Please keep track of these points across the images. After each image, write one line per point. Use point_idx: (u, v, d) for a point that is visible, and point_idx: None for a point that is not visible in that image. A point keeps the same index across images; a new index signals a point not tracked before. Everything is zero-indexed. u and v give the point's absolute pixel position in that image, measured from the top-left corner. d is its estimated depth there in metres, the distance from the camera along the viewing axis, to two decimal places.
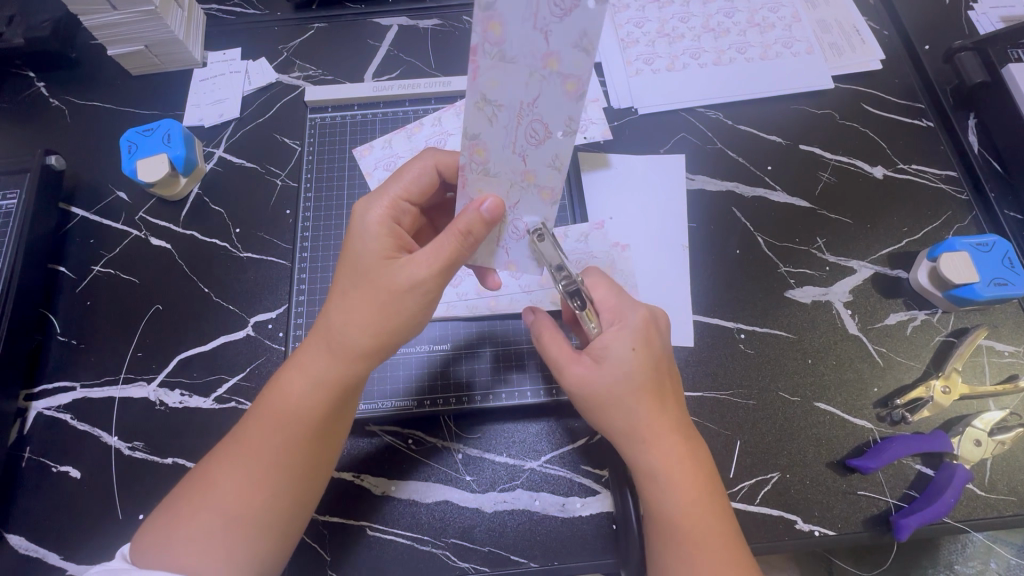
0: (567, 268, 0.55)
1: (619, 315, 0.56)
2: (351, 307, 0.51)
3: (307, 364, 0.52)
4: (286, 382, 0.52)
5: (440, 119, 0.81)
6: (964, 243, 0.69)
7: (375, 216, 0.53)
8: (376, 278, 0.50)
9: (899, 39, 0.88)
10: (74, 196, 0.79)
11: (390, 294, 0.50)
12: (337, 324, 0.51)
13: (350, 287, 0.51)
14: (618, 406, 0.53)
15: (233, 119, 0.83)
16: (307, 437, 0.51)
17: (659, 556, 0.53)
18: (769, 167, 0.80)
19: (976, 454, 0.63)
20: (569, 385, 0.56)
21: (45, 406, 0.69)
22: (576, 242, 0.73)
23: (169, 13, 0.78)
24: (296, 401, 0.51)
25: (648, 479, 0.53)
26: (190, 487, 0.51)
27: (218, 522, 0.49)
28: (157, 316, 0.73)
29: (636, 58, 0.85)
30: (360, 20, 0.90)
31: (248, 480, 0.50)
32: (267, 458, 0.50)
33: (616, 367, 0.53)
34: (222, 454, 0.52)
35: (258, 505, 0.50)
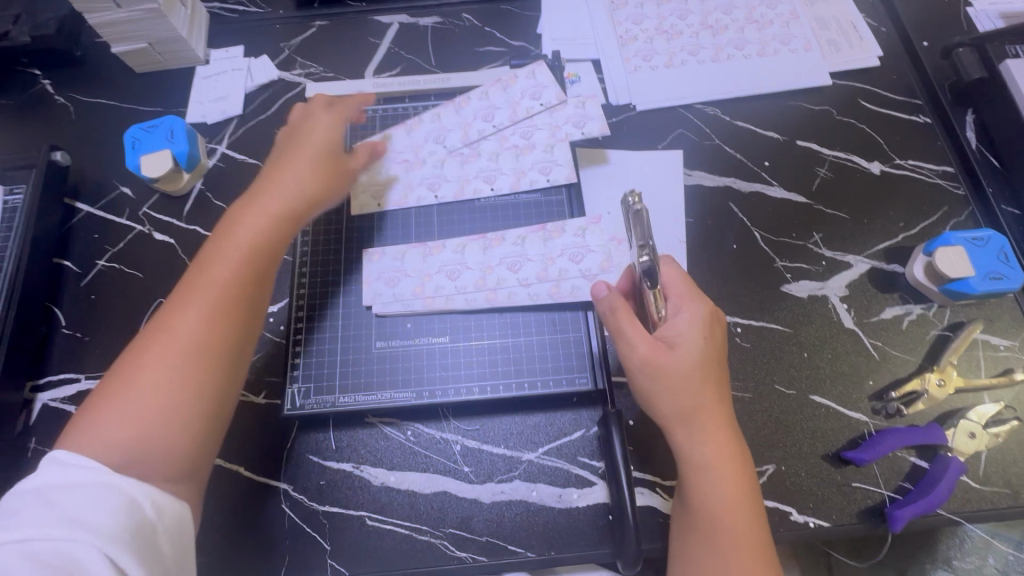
0: (651, 247, 0.55)
1: (687, 305, 0.58)
2: (290, 179, 0.63)
3: (245, 218, 0.60)
4: (222, 234, 0.59)
5: (439, 115, 0.79)
6: (960, 237, 0.70)
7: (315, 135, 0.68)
8: (313, 164, 0.65)
9: (897, 36, 0.89)
10: (78, 191, 0.80)
11: (327, 171, 0.66)
12: (279, 187, 0.63)
13: (293, 168, 0.64)
14: (682, 390, 0.55)
15: (236, 116, 0.84)
16: (249, 270, 0.56)
17: (694, 544, 0.54)
18: (766, 163, 0.80)
19: (970, 447, 0.64)
20: (636, 362, 0.57)
21: (50, 397, 0.70)
22: (573, 236, 0.71)
23: (173, 11, 0.80)
24: (230, 244, 0.57)
25: (697, 466, 0.55)
26: (127, 361, 0.51)
27: (156, 379, 0.49)
28: (160, 309, 0.74)
29: (634, 55, 0.85)
30: (361, 18, 0.91)
31: (187, 324, 0.52)
32: (209, 296, 0.54)
33: (685, 353, 0.56)
34: (159, 317, 0.53)
35: (206, 346, 0.52)
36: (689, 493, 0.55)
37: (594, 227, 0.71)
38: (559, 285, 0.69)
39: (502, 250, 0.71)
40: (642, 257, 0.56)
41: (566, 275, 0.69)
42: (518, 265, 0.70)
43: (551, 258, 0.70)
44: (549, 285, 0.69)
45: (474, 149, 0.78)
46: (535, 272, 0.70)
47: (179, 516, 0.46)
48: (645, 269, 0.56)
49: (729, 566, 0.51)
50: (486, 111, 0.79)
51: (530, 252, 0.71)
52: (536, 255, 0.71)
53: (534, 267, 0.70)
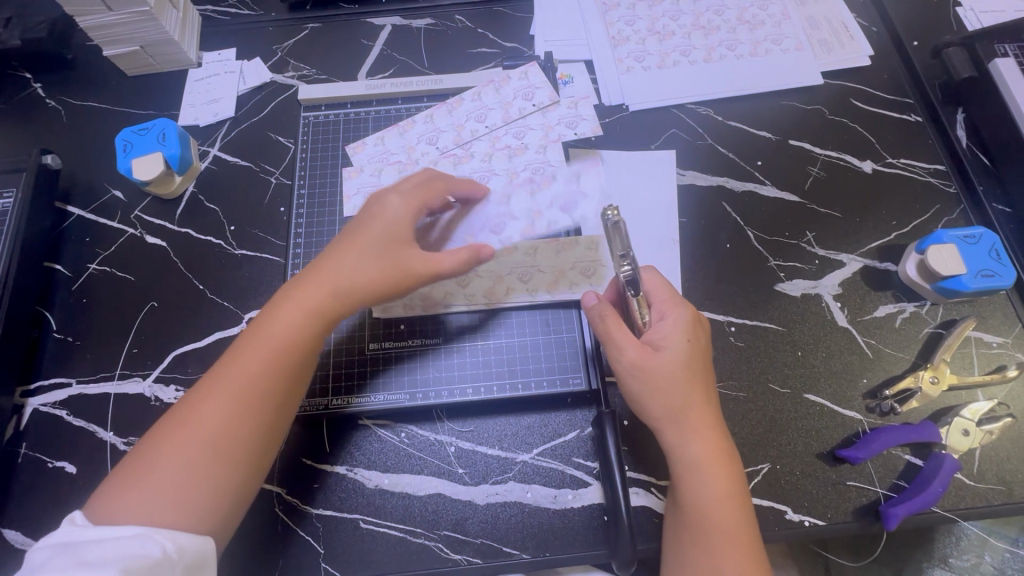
0: (631, 260, 0.58)
1: (672, 309, 0.58)
2: (362, 264, 0.57)
3: (302, 302, 0.56)
4: (280, 316, 0.55)
5: (433, 116, 0.81)
6: (952, 235, 0.70)
7: (394, 198, 0.60)
8: (390, 251, 0.58)
9: (887, 35, 0.89)
10: (69, 195, 0.80)
11: (402, 271, 0.58)
12: (344, 274, 0.56)
13: (364, 248, 0.57)
14: (669, 391, 0.55)
15: (228, 118, 0.84)
16: (286, 369, 0.54)
17: (689, 545, 0.53)
18: (759, 162, 0.80)
19: (964, 444, 0.64)
20: (624, 364, 0.57)
21: (41, 402, 0.69)
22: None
23: (164, 13, 0.79)
24: (288, 334, 0.55)
25: (687, 468, 0.55)
26: (161, 431, 0.51)
27: (196, 459, 0.50)
28: (152, 313, 0.74)
29: (626, 56, 0.86)
30: (355, 20, 0.91)
31: (234, 411, 0.51)
32: (243, 386, 0.52)
33: (672, 355, 0.56)
34: (206, 386, 0.53)
35: (233, 438, 0.51)
36: (681, 495, 0.55)
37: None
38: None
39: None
40: (625, 267, 0.58)
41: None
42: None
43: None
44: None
45: (467, 149, 0.78)
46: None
47: (201, 555, 0.47)
48: (628, 278, 0.58)
49: (725, 569, 0.51)
50: (479, 112, 0.80)
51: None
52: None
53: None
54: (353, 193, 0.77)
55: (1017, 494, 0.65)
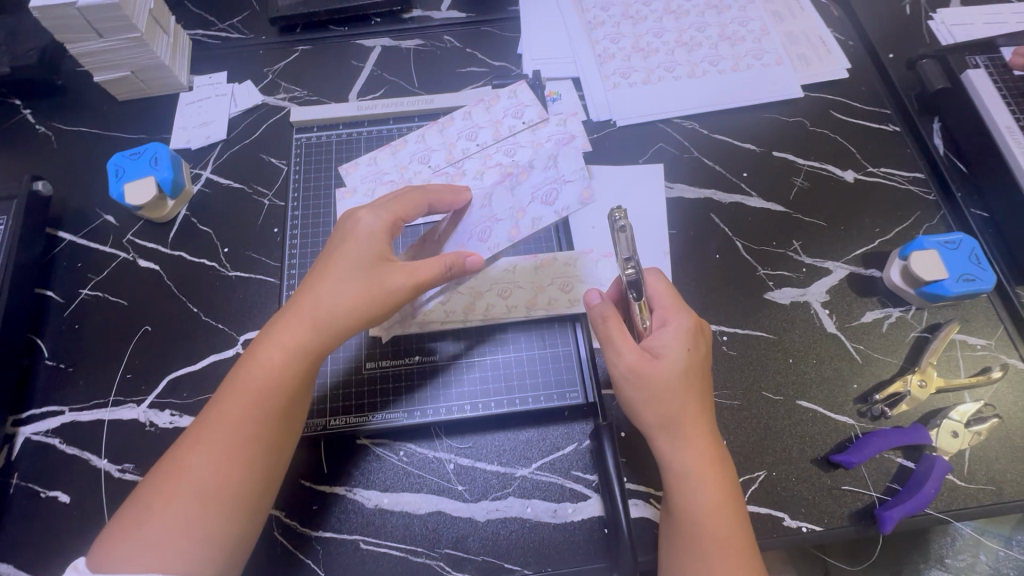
0: (635, 264, 0.56)
1: (673, 317, 0.58)
2: (340, 291, 0.56)
3: (283, 338, 0.55)
4: (261, 354, 0.55)
5: (424, 136, 0.82)
6: (933, 241, 0.72)
7: (372, 224, 0.59)
8: (369, 275, 0.56)
9: (863, 49, 0.92)
10: (61, 220, 0.80)
11: (383, 291, 0.56)
12: (324, 303, 0.56)
13: (343, 274, 0.56)
14: (663, 400, 0.55)
15: (220, 141, 0.84)
16: (274, 411, 0.54)
17: (681, 552, 0.54)
18: (745, 174, 0.82)
19: (953, 446, 0.66)
20: (620, 369, 0.57)
21: (33, 430, 0.69)
22: (543, 172, 0.63)
23: (155, 39, 0.80)
24: (270, 372, 0.54)
25: (679, 477, 0.55)
26: (156, 480, 0.51)
27: (190, 507, 0.49)
28: (146, 337, 0.73)
29: (612, 73, 0.88)
30: (345, 42, 0.92)
31: (224, 460, 0.51)
32: (233, 433, 0.52)
33: (669, 365, 0.56)
34: (191, 437, 0.53)
35: (226, 484, 0.51)
36: (674, 502, 0.56)
37: (566, 154, 0.63)
38: (524, 227, 0.62)
39: (480, 214, 0.66)
40: (628, 270, 0.56)
41: (536, 215, 0.62)
42: (490, 224, 0.64)
43: (523, 208, 0.63)
44: (513, 228, 0.63)
45: (459, 167, 0.79)
46: (506, 228, 0.63)
47: None
48: (630, 281, 0.56)
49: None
50: (469, 130, 0.81)
51: (498, 207, 0.65)
52: (506, 208, 0.64)
53: (505, 223, 0.63)
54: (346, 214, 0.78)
55: (1008, 493, 0.66)
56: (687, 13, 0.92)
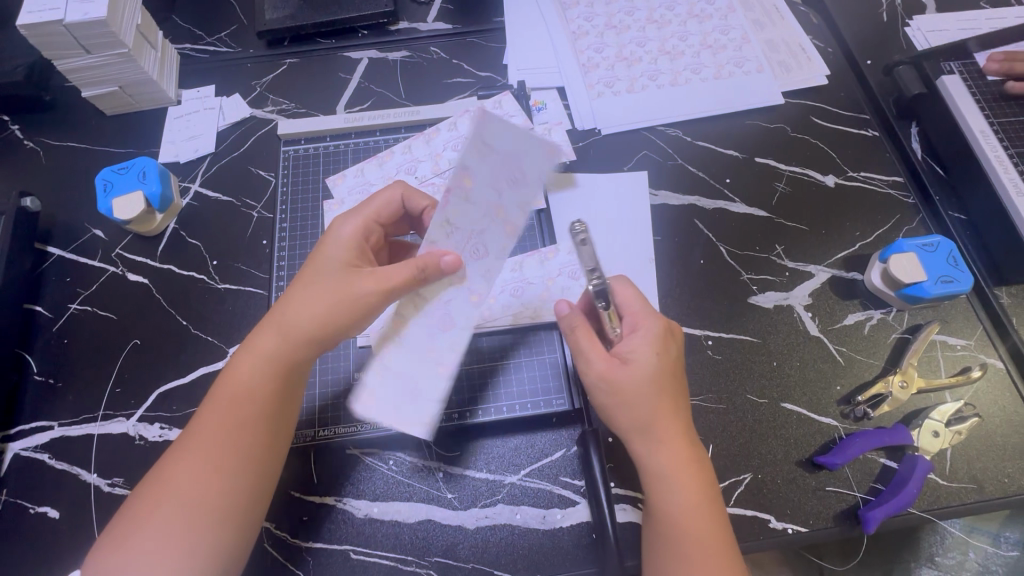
0: (599, 274, 0.55)
1: (643, 322, 0.57)
2: (309, 297, 0.56)
3: (256, 345, 0.57)
4: (237, 362, 0.56)
5: (410, 147, 0.83)
6: (911, 244, 0.73)
7: (345, 231, 0.61)
8: (338, 280, 0.57)
9: (842, 56, 0.94)
10: (49, 235, 0.80)
11: (351, 295, 0.56)
12: (293, 310, 0.56)
13: (313, 281, 0.58)
14: (635, 407, 0.55)
15: (208, 154, 0.85)
16: (253, 422, 0.55)
17: (662, 554, 0.55)
18: (728, 180, 0.84)
19: (935, 445, 0.67)
20: (592, 377, 0.57)
21: (22, 446, 0.69)
22: (485, 164, 0.60)
23: (142, 54, 0.81)
24: (245, 379, 0.55)
25: (655, 482, 0.56)
26: (144, 493, 0.53)
27: (174, 516, 0.51)
28: (135, 351, 0.73)
29: (597, 82, 0.89)
30: (332, 55, 0.93)
31: (206, 472, 0.53)
32: (213, 445, 0.53)
33: (638, 370, 0.55)
34: (175, 451, 0.54)
35: (210, 497, 0.52)
36: (653, 506, 0.56)
37: (490, 129, 0.59)
38: (513, 215, 0.62)
39: (455, 239, 0.62)
40: (592, 282, 0.56)
41: (516, 200, 0.62)
42: (476, 238, 0.63)
43: (500, 204, 0.62)
44: (505, 227, 0.62)
45: (445, 177, 0.81)
46: (496, 231, 0.62)
47: None
48: (596, 291, 0.56)
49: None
50: (455, 141, 0.83)
51: (467, 222, 0.62)
52: (478, 216, 0.62)
53: (492, 228, 0.62)
54: None
55: (989, 490, 0.67)
56: (669, 22, 0.94)
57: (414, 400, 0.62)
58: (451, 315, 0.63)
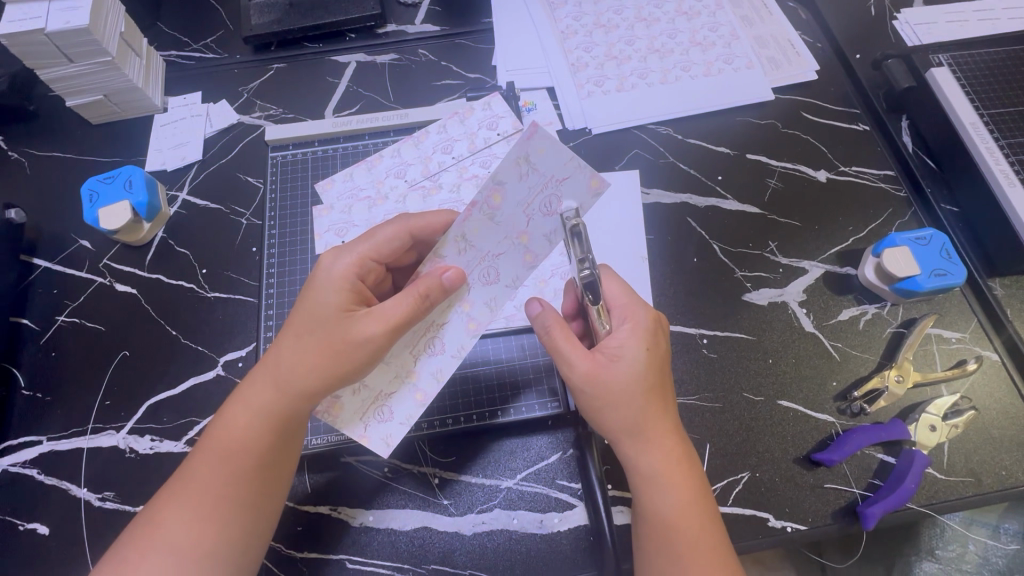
0: (589, 264, 0.54)
1: (631, 314, 0.57)
2: (301, 350, 0.53)
3: (250, 398, 0.54)
4: (231, 416, 0.54)
5: (399, 150, 0.82)
6: (904, 237, 0.73)
7: (339, 270, 0.56)
8: (332, 329, 0.53)
9: (831, 51, 0.94)
10: (35, 247, 0.79)
11: (346, 344, 0.52)
12: (286, 364, 0.53)
13: (305, 331, 0.54)
14: (625, 406, 0.54)
15: (196, 162, 0.84)
16: (248, 472, 0.53)
17: (656, 556, 0.54)
18: (719, 177, 0.83)
19: (932, 439, 0.66)
20: (576, 377, 0.55)
21: (10, 462, 0.68)
22: (523, 184, 0.51)
23: (127, 62, 0.80)
24: (238, 434, 0.54)
25: (647, 481, 0.55)
26: (136, 533, 0.52)
27: (165, 562, 0.50)
28: (124, 362, 0.73)
29: (586, 81, 0.88)
30: (319, 59, 0.92)
31: (199, 519, 0.52)
32: (207, 493, 0.53)
33: (626, 368, 0.54)
34: (168, 495, 0.54)
35: (203, 542, 0.52)
36: (645, 505, 0.56)
37: (539, 146, 0.50)
38: (539, 248, 0.54)
39: (465, 258, 0.55)
40: (583, 272, 0.55)
41: (547, 230, 0.53)
42: (492, 262, 0.55)
43: (526, 231, 0.53)
44: (526, 255, 0.54)
45: (436, 180, 0.80)
46: (515, 258, 0.55)
47: None
48: (585, 283, 0.56)
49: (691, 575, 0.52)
50: (445, 144, 0.82)
51: (485, 244, 0.54)
52: (499, 238, 0.54)
53: (513, 253, 0.54)
54: (324, 232, 0.78)
55: (987, 484, 0.67)
56: (658, 20, 0.93)
57: (381, 417, 0.56)
58: (441, 340, 0.57)
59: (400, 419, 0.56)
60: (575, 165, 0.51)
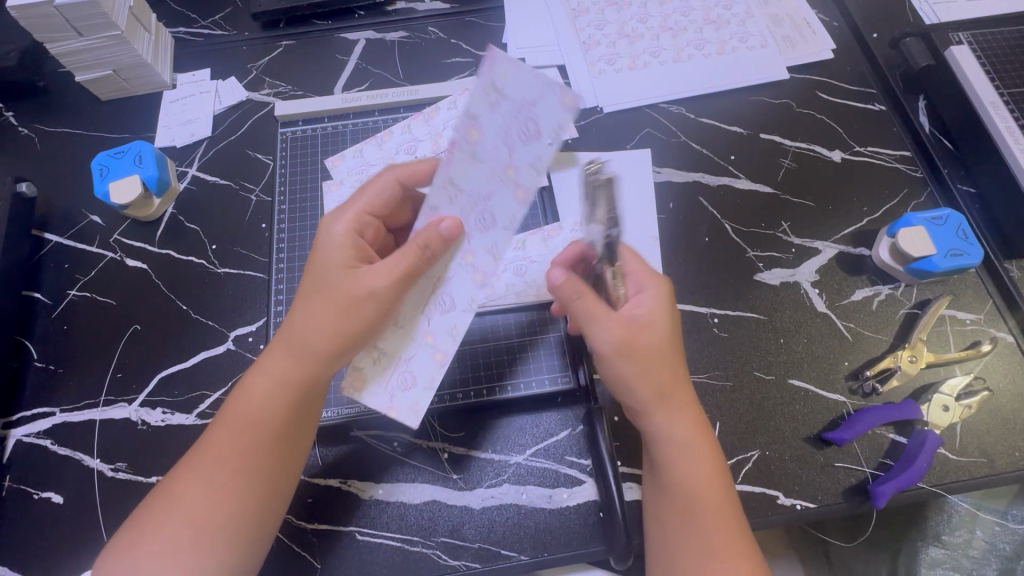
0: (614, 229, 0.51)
1: (647, 281, 0.55)
2: (312, 313, 0.53)
3: (267, 367, 0.54)
4: (249, 386, 0.54)
5: (410, 126, 0.82)
6: (920, 217, 0.72)
7: (337, 230, 0.56)
8: (338, 286, 0.53)
9: (848, 29, 0.92)
10: (46, 222, 0.79)
11: (354, 300, 0.52)
12: (300, 330, 0.53)
13: (313, 294, 0.54)
14: (657, 372, 0.53)
15: (205, 138, 0.84)
16: (265, 441, 0.53)
17: (682, 530, 0.54)
18: (732, 157, 0.82)
19: (945, 420, 0.66)
20: (607, 345, 0.52)
21: (24, 433, 0.68)
22: (496, 114, 0.51)
23: (136, 36, 0.79)
24: (255, 404, 0.54)
25: (672, 452, 0.54)
26: (156, 502, 0.53)
27: (184, 529, 0.51)
28: (135, 336, 0.73)
29: (598, 59, 0.87)
30: (328, 36, 0.91)
31: (215, 487, 0.52)
32: (223, 462, 0.53)
33: (656, 333, 0.53)
34: (186, 464, 0.54)
35: (220, 510, 0.52)
36: (675, 474, 0.55)
37: (503, 70, 0.50)
38: (528, 180, 0.52)
39: (458, 206, 0.53)
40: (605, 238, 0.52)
41: (531, 158, 0.51)
42: (485, 205, 0.53)
43: (511, 163, 0.51)
44: (517, 189, 0.52)
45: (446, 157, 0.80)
46: (507, 196, 0.52)
47: None
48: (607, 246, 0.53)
49: (716, 542, 0.53)
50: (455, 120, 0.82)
51: (474, 185, 0.53)
52: (487, 177, 0.52)
53: (503, 190, 0.52)
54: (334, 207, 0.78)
55: (999, 464, 0.66)
56: None
57: (403, 384, 0.55)
58: (448, 290, 0.54)
59: (421, 384, 0.54)
60: (545, 80, 0.49)
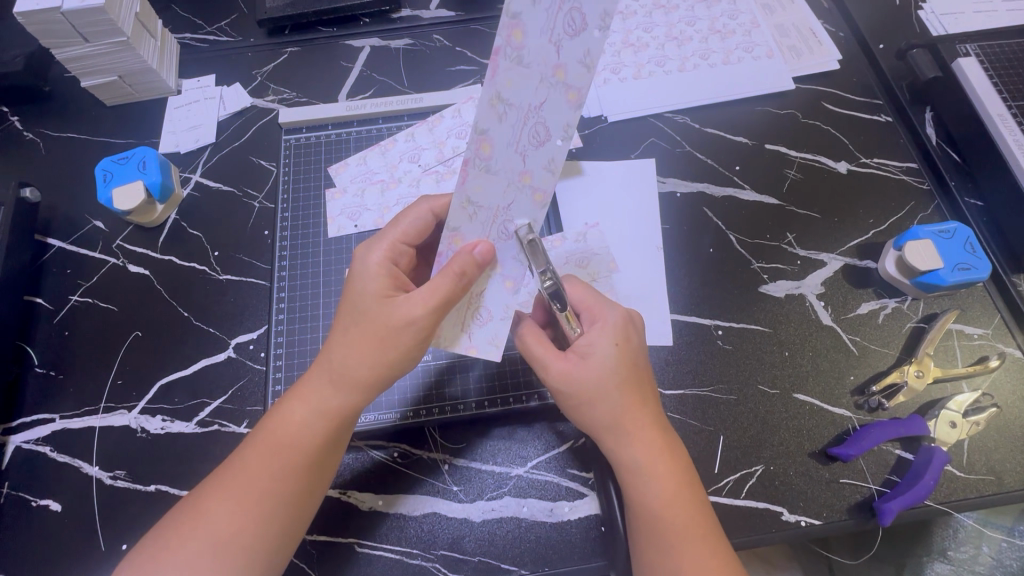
0: (552, 273, 0.54)
1: (599, 315, 0.57)
2: (351, 342, 0.53)
3: (307, 392, 0.54)
4: (287, 411, 0.54)
5: (413, 134, 0.82)
6: (927, 231, 0.72)
7: (374, 259, 0.56)
8: (375, 316, 0.52)
9: (854, 40, 0.92)
10: (48, 227, 0.79)
11: (391, 329, 0.52)
12: (337, 360, 0.53)
13: (351, 324, 0.54)
14: (601, 401, 0.54)
15: (209, 144, 0.84)
16: (301, 467, 0.53)
17: (650, 550, 0.53)
18: (737, 167, 0.82)
19: (952, 436, 0.65)
20: (551, 379, 0.55)
21: (24, 439, 0.68)
22: (541, 7, 0.41)
23: (142, 43, 0.79)
24: (294, 429, 0.53)
25: (631, 473, 0.54)
26: (173, 523, 0.52)
27: (204, 553, 0.50)
28: (136, 343, 0.73)
29: (603, 69, 0.87)
30: (334, 43, 0.92)
31: (244, 510, 0.52)
32: (254, 486, 0.52)
33: (597, 363, 0.54)
34: (213, 484, 0.53)
35: (244, 533, 0.51)
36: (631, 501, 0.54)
37: None
38: (545, 183, 0.50)
39: (479, 222, 0.52)
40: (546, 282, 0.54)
41: (581, 53, 0.43)
42: (537, 117, 0.46)
43: (559, 63, 0.43)
44: (534, 195, 0.50)
45: (449, 165, 0.80)
46: (558, 102, 0.45)
47: None
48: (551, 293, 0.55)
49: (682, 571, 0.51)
50: (458, 129, 0.82)
51: (523, 97, 0.45)
52: (536, 86, 0.44)
53: (520, 199, 0.50)
54: (337, 214, 0.78)
55: (1007, 483, 0.66)
56: (676, 7, 0.92)
57: (479, 322, 0.55)
58: (485, 304, 0.55)
59: (498, 316, 0.55)
60: (571, 13, 0.41)
